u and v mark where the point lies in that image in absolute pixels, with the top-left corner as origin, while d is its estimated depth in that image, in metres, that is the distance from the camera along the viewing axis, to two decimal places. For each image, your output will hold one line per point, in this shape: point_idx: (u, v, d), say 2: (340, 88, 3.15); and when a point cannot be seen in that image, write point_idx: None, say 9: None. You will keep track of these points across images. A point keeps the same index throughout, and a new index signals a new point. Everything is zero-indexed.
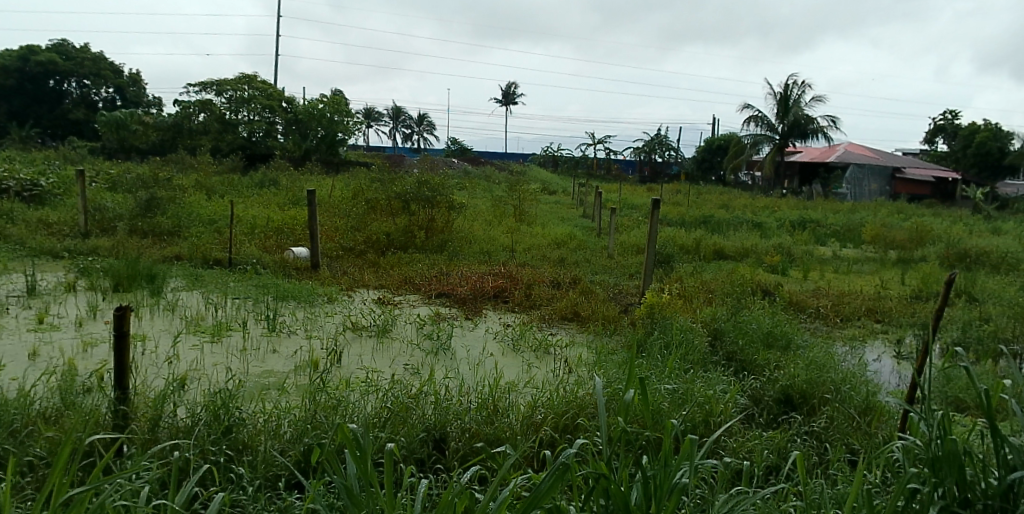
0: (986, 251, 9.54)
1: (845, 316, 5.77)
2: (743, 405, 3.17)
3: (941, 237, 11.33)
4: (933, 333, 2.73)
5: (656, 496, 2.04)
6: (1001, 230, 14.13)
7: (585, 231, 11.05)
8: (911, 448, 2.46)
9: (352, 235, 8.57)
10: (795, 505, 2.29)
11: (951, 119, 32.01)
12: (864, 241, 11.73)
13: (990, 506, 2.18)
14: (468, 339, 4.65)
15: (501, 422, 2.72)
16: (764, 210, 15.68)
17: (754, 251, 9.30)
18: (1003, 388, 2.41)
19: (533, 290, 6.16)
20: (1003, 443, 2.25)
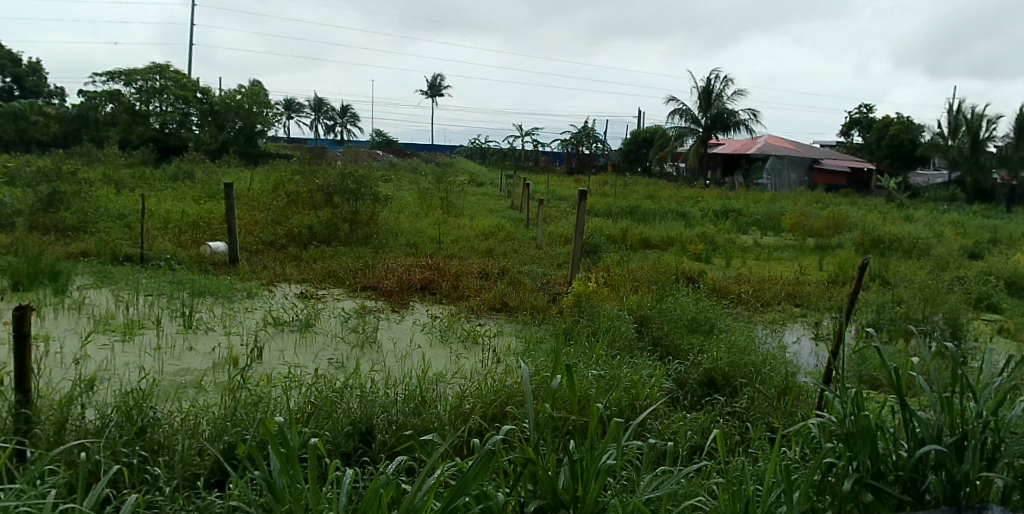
0: (899, 236, 10.06)
1: (766, 302, 6.01)
2: (668, 389, 3.22)
3: (855, 225, 11.86)
4: (850, 315, 2.76)
5: (583, 478, 2.10)
6: (912, 218, 15.02)
7: (513, 222, 11.17)
8: (826, 425, 2.56)
9: (272, 228, 8.49)
10: (717, 482, 2.36)
11: (866, 113, 33.73)
12: (785, 230, 12.25)
13: (901, 476, 2.40)
14: (395, 332, 4.62)
15: (429, 414, 2.69)
16: (688, 201, 16.14)
17: (678, 239, 9.59)
18: (911, 364, 2.54)
19: (461, 281, 6.17)
20: (911, 417, 2.48)
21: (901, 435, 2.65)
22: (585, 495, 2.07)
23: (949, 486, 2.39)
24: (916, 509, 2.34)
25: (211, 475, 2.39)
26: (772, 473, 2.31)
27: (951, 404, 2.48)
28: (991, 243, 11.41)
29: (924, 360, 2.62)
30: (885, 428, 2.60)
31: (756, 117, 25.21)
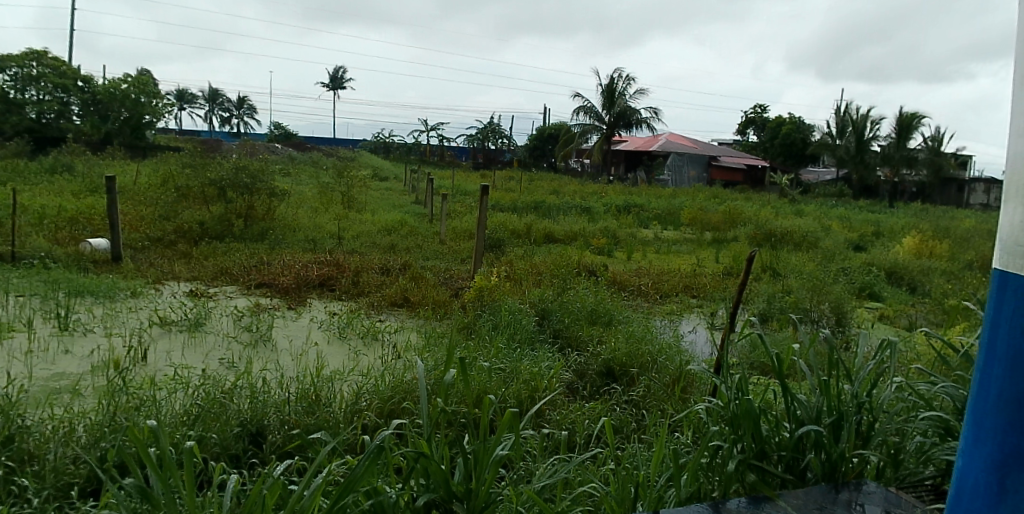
0: (790, 230, 10.68)
1: (665, 293, 6.25)
2: (567, 380, 3.34)
3: (749, 219, 12.41)
4: (738, 305, 2.89)
5: (476, 472, 2.12)
6: (803, 212, 15.99)
7: (417, 217, 11.21)
8: (715, 410, 2.68)
9: (160, 225, 8.22)
10: (610, 468, 2.43)
11: (761, 113, 35.72)
12: (684, 224, 12.76)
13: (783, 456, 2.54)
14: (291, 329, 4.59)
15: (322, 412, 2.70)
16: (593, 196, 16.58)
17: (581, 234, 9.84)
18: (793, 350, 2.68)
19: (361, 278, 6.15)
20: (792, 400, 2.63)
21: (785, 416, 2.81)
22: (479, 487, 2.08)
23: (827, 465, 2.54)
24: (797, 487, 2.48)
25: (87, 484, 2.27)
26: (661, 458, 2.40)
27: (829, 387, 2.65)
28: (873, 236, 12.29)
29: (806, 347, 2.78)
30: (767, 410, 2.76)
31: (656, 116, 26.12)
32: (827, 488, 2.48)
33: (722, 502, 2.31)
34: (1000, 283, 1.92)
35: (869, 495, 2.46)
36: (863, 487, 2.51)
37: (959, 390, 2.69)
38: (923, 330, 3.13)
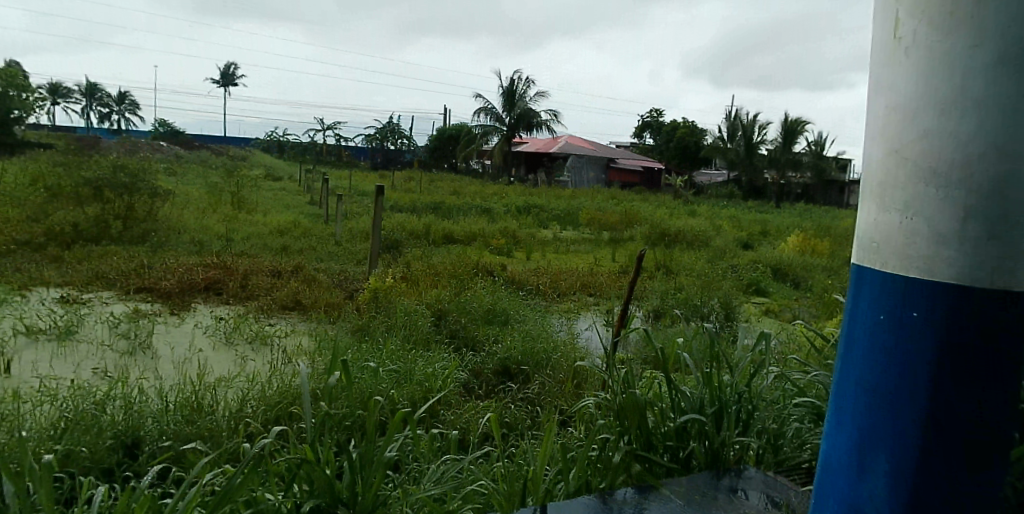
0: (681, 229, 11.35)
1: (564, 291, 6.57)
2: (464, 379, 3.48)
3: (644, 221, 13.21)
4: (628, 303, 3.01)
5: (362, 474, 2.11)
6: (696, 211, 16.97)
7: (312, 218, 11.26)
8: (603, 404, 2.79)
9: (28, 226, 7.83)
10: (500, 465, 2.48)
11: (657, 117, 37.61)
12: (582, 224, 13.34)
13: (669, 446, 2.66)
14: (172, 335, 4.81)
15: (203, 422, 2.79)
16: (493, 197, 16.96)
17: (481, 235, 10.11)
18: (677, 345, 2.84)
19: (250, 281, 6.37)
20: (676, 393, 2.76)
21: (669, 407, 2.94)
22: (366, 491, 2.06)
23: (710, 453, 2.68)
24: (682, 475, 2.61)
25: None
26: (551, 453, 2.48)
27: (710, 378, 2.79)
28: (761, 235, 13.15)
29: (690, 342, 2.93)
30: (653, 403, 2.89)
31: (555, 118, 26.64)
32: (709, 475, 2.62)
33: (608, 493, 2.40)
34: (861, 277, 2.07)
35: (749, 480, 2.62)
36: (743, 473, 2.67)
37: (829, 377, 2.87)
38: (796, 323, 3.34)
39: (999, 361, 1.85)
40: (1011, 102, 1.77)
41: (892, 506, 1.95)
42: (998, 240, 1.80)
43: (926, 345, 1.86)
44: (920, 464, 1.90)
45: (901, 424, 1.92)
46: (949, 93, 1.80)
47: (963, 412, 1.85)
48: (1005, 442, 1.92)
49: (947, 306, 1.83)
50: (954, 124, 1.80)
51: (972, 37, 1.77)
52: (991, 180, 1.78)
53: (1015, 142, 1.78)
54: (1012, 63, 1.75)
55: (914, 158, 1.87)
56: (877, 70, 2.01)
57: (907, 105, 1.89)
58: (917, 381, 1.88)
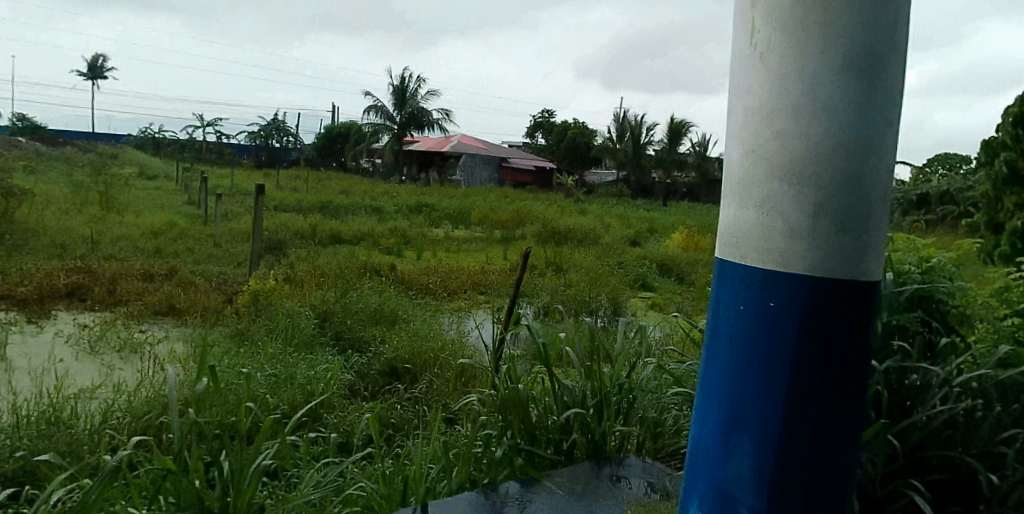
0: (571, 227, 12.15)
1: (454, 290, 7.55)
2: (351, 382, 4.21)
3: (534, 218, 14.00)
4: (515, 299, 3.08)
5: (234, 483, 2.08)
6: (584, 208, 17.94)
7: (190, 219, 11.13)
8: (487, 401, 2.86)
9: None
10: (383, 465, 2.51)
11: (547, 117, 38.54)
12: (473, 222, 14.02)
13: (552, 439, 2.77)
14: (31, 347, 4.80)
15: (60, 436, 2.83)
16: (383, 195, 17.22)
17: (369, 236, 10.70)
18: (561, 341, 2.96)
19: (119, 284, 6.54)
20: (559, 388, 2.86)
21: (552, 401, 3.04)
22: (238, 497, 2.04)
23: (592, 445, 2.79)
24: (565, 466, 2.72)
25: None
26: (432, 452, 2.55)
27: (592, 372, 2.89)
28: (649, 231, 14.14)
29: (572, 338, 3.05)
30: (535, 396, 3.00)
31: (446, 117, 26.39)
32: (590, 465, 2.74)
33: (494, 487, 2.48)
34: (724, 271, 2.22)
35: (629, 467, 2.77)
36: (624, 461, 2.82)
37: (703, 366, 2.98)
38: (676, 315, 3.49)
39: (846, 343, 2.04)
40: (857, 105, 1.92)
41: (756, 487, 2.11)
42: (846, 233, 1.97)
43: (784, 331, 2.02)
44: (781, 442, 2.07)
45: (762, 407, 2.08)
46: (802, 96, 1.94)
47: (817, 392, 2.04)
48: (854, 417, 2.13)
49: (801, 295, 2.00)
50: (806, 126, 1.95)
51: (820, 46, 1.91)
52: (839, 178, 1.95)
53: (860, 142, 1.95)
54: (857, 69, 1.91)
55: (770, 158, 2.02)
56: (739, 77, 2.14)
57: (764, 108, 2.04)
58: (777, 365, 2.05)
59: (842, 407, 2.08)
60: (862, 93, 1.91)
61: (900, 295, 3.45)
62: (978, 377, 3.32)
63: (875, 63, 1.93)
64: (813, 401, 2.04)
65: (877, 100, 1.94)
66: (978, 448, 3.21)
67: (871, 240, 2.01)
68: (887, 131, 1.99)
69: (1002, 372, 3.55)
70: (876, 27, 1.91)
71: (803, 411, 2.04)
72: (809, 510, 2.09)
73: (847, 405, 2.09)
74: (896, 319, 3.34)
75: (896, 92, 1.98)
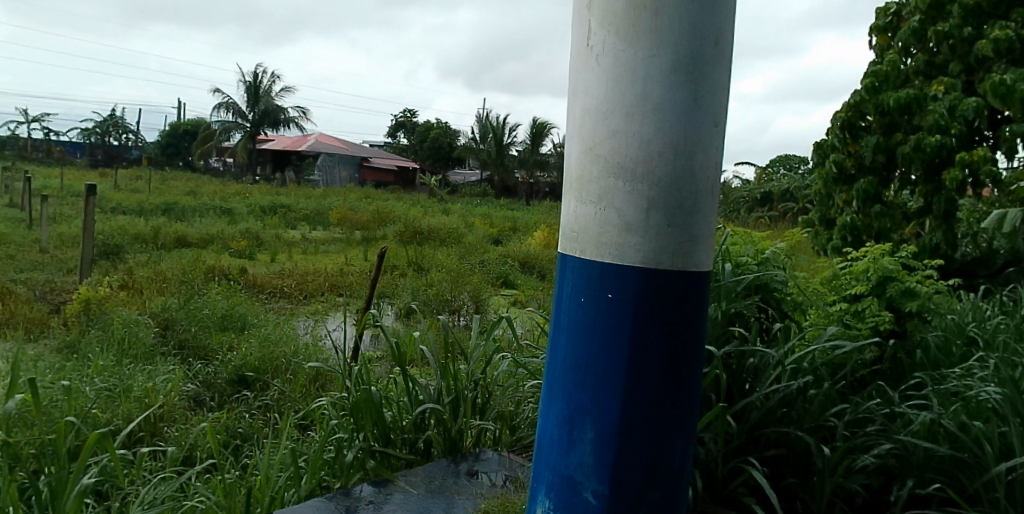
0: (430, 229, 12.94)
1: (310, 293, 8.34)
2: (196, 393, 4.66)
3: (395, 218, 14.55)
4: (370, 298, 3.11)
5: (53, 505, 1.98)
6: (446, 207, 18.62)
7: (14, 220, 10.41)
8: (337, 404, 2.87)
9: None
10: (225, 476, 2.46)
11: (408, 116, 39.06)
12: (332, 223, 14.35)
13: (407, 438, 2.80)
14: None
15: None
16: (234, 196, 16.93)
17: (219, 238, 11.26)
18: (416, 340, 3.05)
19: None
20: (414, 387, 2.90)
21: (405, 400, 3.07)
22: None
23: (447, 442, 2.83)
24: (421, 465, 2.75)
25: None
26: (278, 461, 2.52)
27: (446, 369, 2.93)
28: (510, 230, 15.10)
29: (425, 336, 3.08)
30: (390, 398, 3.01)
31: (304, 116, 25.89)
32: (446, 462, 2.78)
33: (346, 491, 2.48)
34: (566, 265, 2.29)
35: (486, 462, 2.83)
36: (481, 456, 2.88)
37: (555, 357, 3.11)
38: (533, 310, 3.59)
39: (679, 331, 2.14)
40: (685, 107, 2.03)
41: (597, 472, 2.19)
42: (675, 228, 2.08)
43: (620, 321, 2.11)
44: (619, 429, 2.15)
45: (601, 396, 2.16)
46: (633, 97, 2.03)
47: (652, 380, 2.13)
48: (687, 402, 2.25)
49: (633, 288, 2.10)
50: (637, 126, 2.04)
51: (650, 49, 2.01)
52: (667, 176, 2.06)
53: (687, 142, 2.06)
54: (683, 72, 2.02)
55: (605, 156, 2.11)
56: (579, 76, 2.22)
57: (599, 107, 2.12)
58: (614, 353, 2.13)
59: (677, 392, 2.19)
60: (688, 95, 2.01)
61: (738, 284, 3.69)
62: (807, 357, 3.64)
63: (700, 67, 2.05)
64: (648, 389, 2.14)
65: (702, 102, 2.05)
66: (810, 423, 3.53)
67: (699, 234, 2.14)
68: (713, 132, 2.12)
69: (830, 351, 3.90)
70: (700, 33, 2.03)
71: (638, 398, 2.13)
72: (647, 493, 2.19)
73: (681, 391, 2.20)
74: (735, 307, 3.57)
75: (721, 94, 2.10)
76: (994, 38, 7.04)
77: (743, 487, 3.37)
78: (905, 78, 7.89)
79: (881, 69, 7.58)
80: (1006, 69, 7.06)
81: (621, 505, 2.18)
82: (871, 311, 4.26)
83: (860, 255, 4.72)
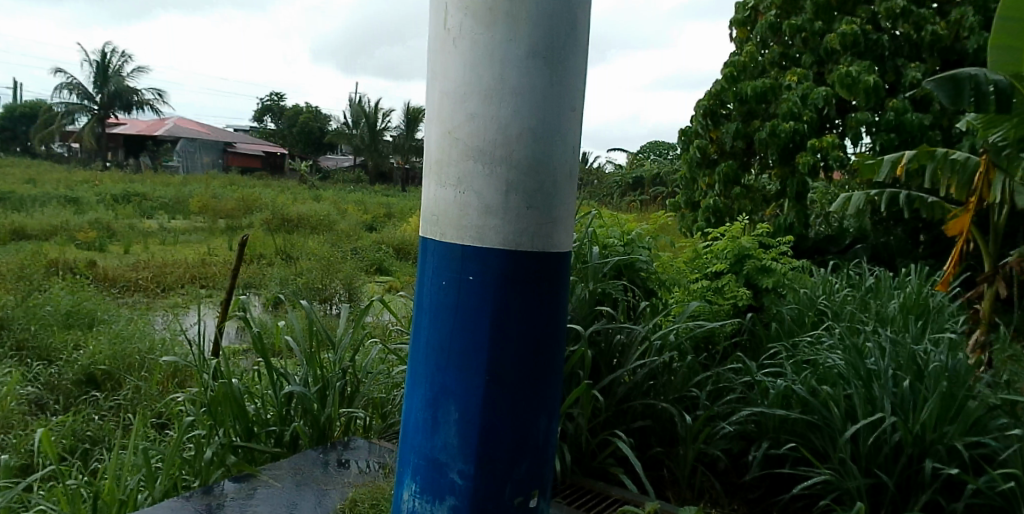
0: (296, 217, 12.87)
1: (168, 286, 8.10)
2: (40, 397, 4.50)
3: (263, 205, 14.16)
4: (231, 288, 3.05)
5: None
6: (318, 192, 18.32)
7: None
8: (196, 400, 2.83)
9: None
10: (70, 484, 2.37)
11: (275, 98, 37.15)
12: (193, 211, 13.74)
13: (272, 431, 2.80)
14: None
15: None
16: (83, 183, 15.77)
17: (64, 229, 10.56)
18: (281, 331, 3.06)
19: None
20: (276, 380, 2.89)
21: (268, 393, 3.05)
22: None
23: (316, 432, 2.85)
24: (288, 456, 2.75)
25: None
26: (131, 463, 2.45)
27: (313, 358, 2.93)
28: (384, 216, 15.17)
29: (291, 326, 3.06)
30: (252, 392, 2.97)
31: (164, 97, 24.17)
32: (314, 452, 2.78)
33: (205, 489, 2.44)
34: (427, 248, 2.28)
35: (356, 450, 2.85)
36: (350, 444, 2.89)
37: None
38: (404, 296, 3.63)
39: (541, 312, 2.19)
40: (543, 91, 2.08)
41: (462, 453, 2.19)
42: (533, 209, 2.12)
43: (481, 302, 2.12)
44: (483, 408, 2.16)
45: (464, 377, 2.17)
46: (491, 80, 2.05)
47: (514, 359, 2.16)
48: (550, 380, 2.30)
49: (492, 270, 2.11)
50: (495, 109, 2.07)
51: (508, 33, 2.03)
52: (526, 157, 2.09)
53: (545, 125, 2.10)
54: (541, 57, 2.06)
55: (464, 138, 2.12)
56: (438, 58, 2.20)
57: (459, 89, 2.12)
58: (476, 334, 2.14)
59: (539, 371, 2.23)
60: (545, 78, 2.06)
61: (604, 265, 3.90)
62: (670, 333, 3.87)
63: (558, 53, 2.09)
64: (512, 368, 2.16)
65: (559, 87, 2.10)
66: (673, 394, 3.77)
67: (558, 216, 2.20)
68: (570, 117, 2.18)
69: (694, 327, 4.14)
70: (557, 19, 2.07)
71: (501, 377, 2.15)
72: (512, 471, 2.21)
73: (544, 370, 2.25)
74: (600, 287, 3.74)
75: (578, 80, 2.16)
76: (842, 32, 7.49)
77: (611, 458, 3.58)
78: (763, 68, 8.41)
79: (739, 60, 8.20)
80: (850, 61, 7.66)
81: (486, 485, 2.19)
82: (729, 288, 4.61)
83: (718, 234, 5.09)
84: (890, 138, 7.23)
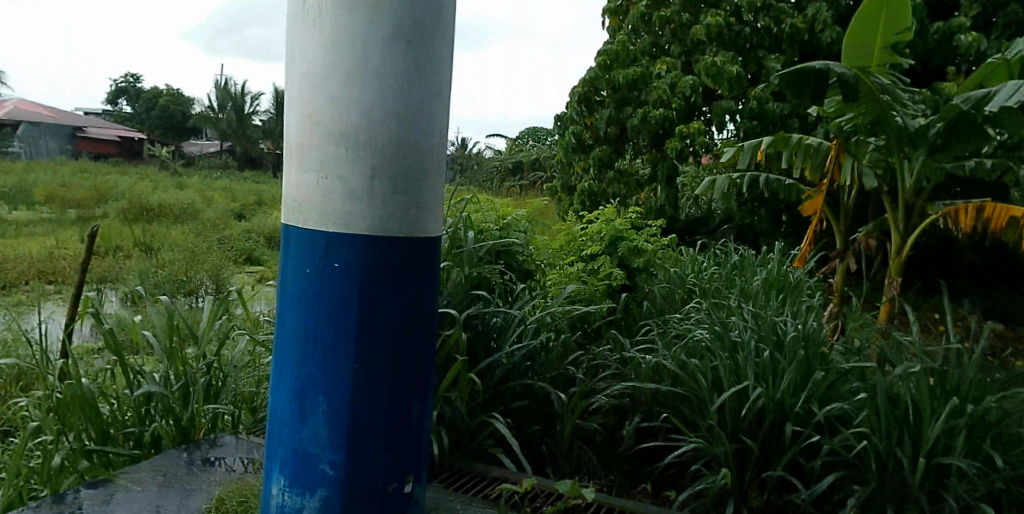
0: (158, 206, 12.17)
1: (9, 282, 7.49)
2: None
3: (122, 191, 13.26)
4: (80, 282, 2.89)
5: None
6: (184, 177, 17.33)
7: None
8: (43, 404, 2.69)
9: None
10: None
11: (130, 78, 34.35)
12: None
13: (130, 434, 2.71)
14: None
15: None
16: None
17: None
18: (137, 325, 2.93)
19: None
20: (133, 379, 2.79)
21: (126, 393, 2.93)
22: None
23: (179, 431, 2.79)
24: (150, 458, 2.68)
25: None
26: None
27: (173, 354, 2.85)
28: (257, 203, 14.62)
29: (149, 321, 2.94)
30: (107, 392, 2.86)
31: None
32: (178, 451, 2.73)
33: (57, 497, 2.34)
34: (291, 236, 2.24)
35: (223, 447, 2.81)
36: (218, 441, 2.85)
37: None
38: None
39: (411, 296, 2.22)
40: (406, 77, 2.09)
41: (333, 441, 2.21)
42: (400, 195, 2.14)
43: (347, 289, 2.13)
44: (353, 396, 2.19)
45: (333, 365, 2.18)
46: (353, 63, 2.04)
47: (383, 345, 2.19)
48: (422, 364, 2.35)
49: (358, 258, 2.12)
50: (358, 94, 2.06)
51: (369, 16, 2.03)
52: (391, 143, 2.10)
53: (410, 111, 2.12)
54: (404, 42, 2.07)
55: (325, 124, 2.09)
56: (298, 39, 2.16)
57: (320, 73, 2.09)
58: (344, 322, 2.15)
59: (411, 356, 2.27)
60: (408, 63, 2.07)
61: (479, 249, 3.98)
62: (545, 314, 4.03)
63: (421, 37, 2.11)
64: (381, 353, 2.19)
65: (423, 72, 2.12)
66: (550, 373, 3.95)
67: (427, 201, 2.22)
68: (436, 102, 2.20)
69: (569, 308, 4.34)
70: (419, 3, 2.08)
71: (370, 363, 2.18)
72: (386, 456, 2.26)
73: (415, 354, 2.29)
74: (476, 272, 3.83)
75: (442, 65, 2.19)
76: (707, 24, 8.02)
77: (490, 438, 3.70)
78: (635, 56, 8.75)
79: (612, 48, 8.46)
80: (716, 52, 8.15)
81: (357, 472, 2.23)
82: (603, 270, 4.85)
83: (592, 218, 5.33)
84: (751, 124, 7.82)
